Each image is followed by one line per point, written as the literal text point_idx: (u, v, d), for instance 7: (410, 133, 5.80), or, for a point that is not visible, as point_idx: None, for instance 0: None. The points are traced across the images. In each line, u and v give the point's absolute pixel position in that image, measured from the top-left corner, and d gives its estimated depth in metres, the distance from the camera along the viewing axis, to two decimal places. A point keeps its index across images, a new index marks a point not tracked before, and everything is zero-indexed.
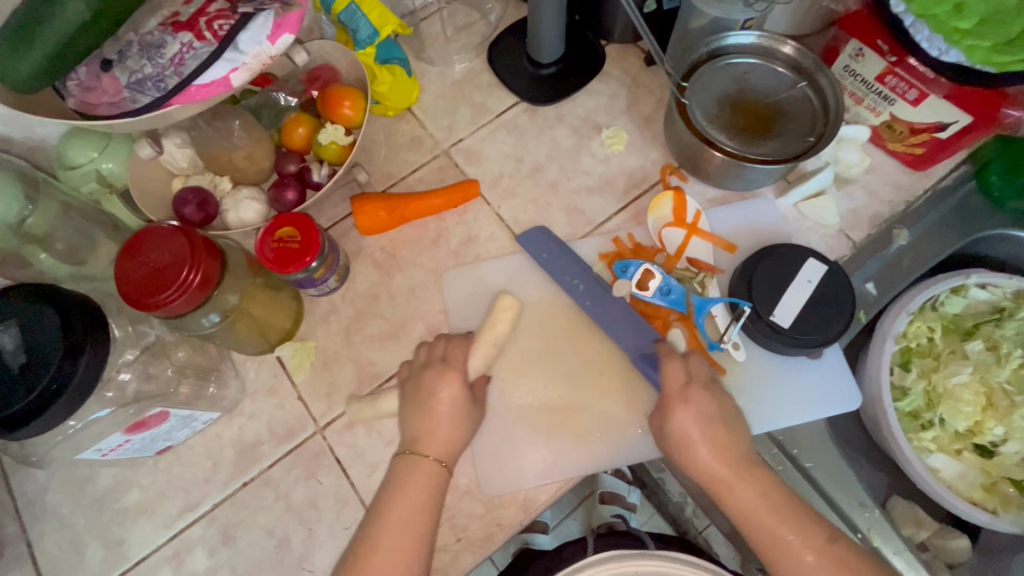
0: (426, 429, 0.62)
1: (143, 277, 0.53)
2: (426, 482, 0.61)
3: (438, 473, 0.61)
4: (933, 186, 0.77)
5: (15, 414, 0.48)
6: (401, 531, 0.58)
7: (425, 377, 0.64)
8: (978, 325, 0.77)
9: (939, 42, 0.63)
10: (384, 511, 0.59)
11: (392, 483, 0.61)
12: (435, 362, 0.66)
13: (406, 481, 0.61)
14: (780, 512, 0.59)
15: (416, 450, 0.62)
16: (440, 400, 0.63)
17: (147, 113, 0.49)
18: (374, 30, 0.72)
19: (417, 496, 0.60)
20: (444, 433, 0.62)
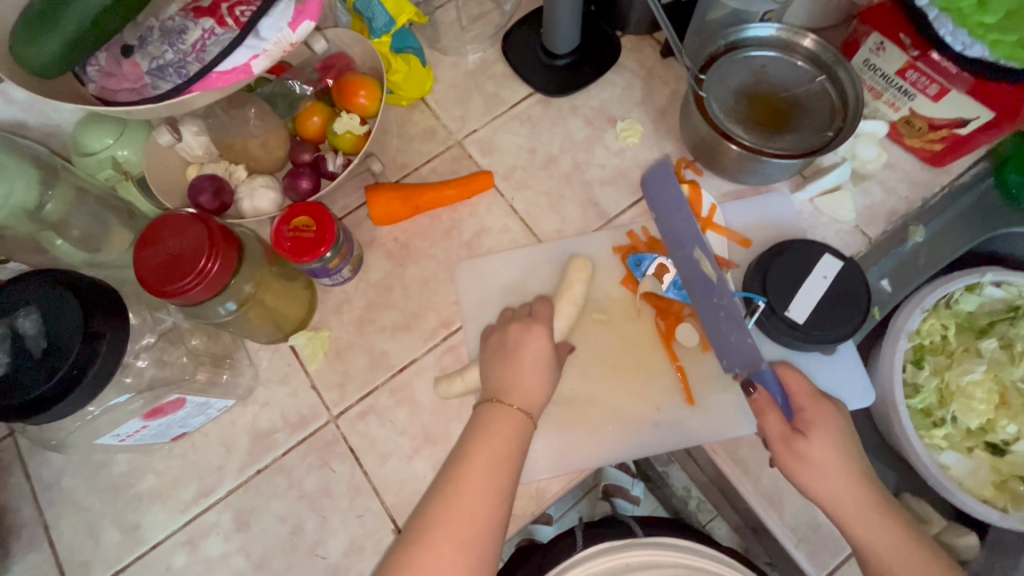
0: (511, 380, 0.63)
1: (162, 264, 0.53)
2: (515, 431, 0.60)
3: (524, 425, 0.61)
4: (951, 182, 0.76)
5: (36, 399, 0.48)
6: (488, 477, 0.57)
7: (513, 330, 0.66)
8: (993, 323, 0.76)
9: (963, 36, 0.62)
10: (468, 455, 0.59)
11: (476, 433, 0.61)
12: (520, 318, 0.68)
13: (491, 428, 0.61)
14: (866, 480, 0.59)
15: (501, 400, 0.62)
16: (531, 358, 0.64)
17: (167, 99, 0.49)
18: (390, 17, 0.74)
19: (503, 442, 0.60)
20: (537, 384, 0.63)
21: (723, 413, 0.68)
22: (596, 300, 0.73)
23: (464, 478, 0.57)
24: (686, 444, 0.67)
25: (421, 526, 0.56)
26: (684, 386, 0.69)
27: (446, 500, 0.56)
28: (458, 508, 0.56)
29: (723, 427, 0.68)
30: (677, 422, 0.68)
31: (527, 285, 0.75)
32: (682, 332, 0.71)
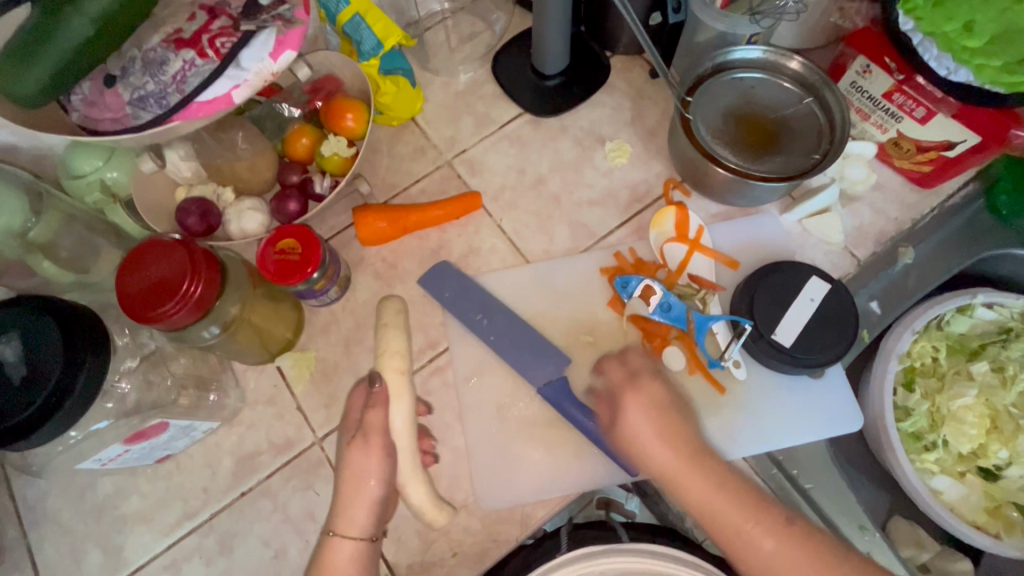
0: (344, 510, 0.62)
1: (143, 290, 0.53)
2: (355, 562, 0.61)
3: (370, 552, 0.62)
4: (940, 204, 0.76)
5: (15, 427, 0.48)
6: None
7: (347, 450, 0.63)
8: (984, 345, 0.76)
9: (947, 61, 0.62)
10: None
11: (319, 565, 0.62)
12: (354, 431, 0.63)
13: (329, 567, 0.61)
14: (729, 492, 0.59)
15: (334, 532, 0.62)
16: (371, 489, 0.61)
17: (150, 129, 0.50)
18: (378, 42, 0.73)
19: None
20: (376, 509, 0.62)
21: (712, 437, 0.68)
22: (584, 322, 0.73)
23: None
24: None
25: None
26: None
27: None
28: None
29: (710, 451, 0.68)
30: None
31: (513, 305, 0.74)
32: (668, 356, 0.70)
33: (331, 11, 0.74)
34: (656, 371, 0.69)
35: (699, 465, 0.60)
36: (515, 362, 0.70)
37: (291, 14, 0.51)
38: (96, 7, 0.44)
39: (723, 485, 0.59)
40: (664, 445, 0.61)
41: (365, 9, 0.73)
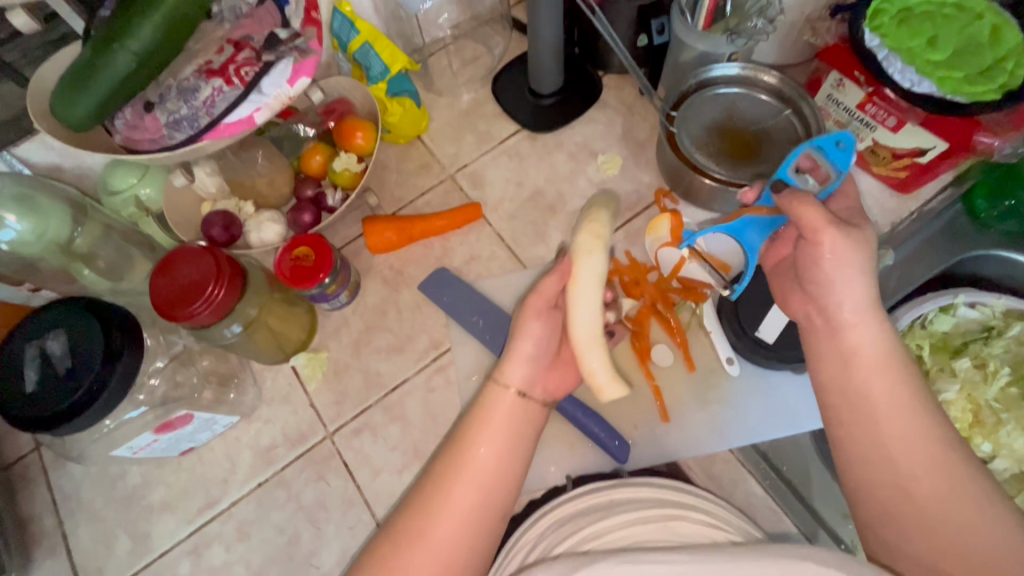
0: (512, 359, 0.57)
1: (174, 293, 0.59)
2: (508, 415, 0.55)
3: (525, 409, 0.56)
4: (919, 208, 0.81)
5: (63, 411, 0.54)
6: (498, 463, 0.53)
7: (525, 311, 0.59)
8: (966, 343, 0.78)
9: (911, 74, 0.65)
10: (478, 425, 0.55)
11: (473, 411, 0.56)
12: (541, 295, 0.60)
13: (484, 414, 0.55)
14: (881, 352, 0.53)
15: (498, 380, 0.56)
16: (526, 346, 0.58)
17: (183, 147, 0.57)
18: (385, 67, 0.80)
19: (501, 423, 0.55)
20: (531, 366, 0.57)
21: (697, 433, 0.73)
22: None
23: (460, 460, 0.52)
24: (661, 459, 0.72)
25: (412, 513, 0.51)
26: (659, 405, 0.73)
27: (436, 486, 0.52)
28: (452, 500, 0.51)
29: (695, 446, 0.72)
30: (652, 438, 0.73)
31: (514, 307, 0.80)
32: (657, 354, 0.76)
33: (343, 39, 0.81)
34: (645, 368, 0.74)
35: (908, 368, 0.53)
36: None
37: (306, 45, 0.58)
38: (138, 42, 0.51)
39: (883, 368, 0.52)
40: (879, 332, 0.53)
41: (374, 38, 0.80)
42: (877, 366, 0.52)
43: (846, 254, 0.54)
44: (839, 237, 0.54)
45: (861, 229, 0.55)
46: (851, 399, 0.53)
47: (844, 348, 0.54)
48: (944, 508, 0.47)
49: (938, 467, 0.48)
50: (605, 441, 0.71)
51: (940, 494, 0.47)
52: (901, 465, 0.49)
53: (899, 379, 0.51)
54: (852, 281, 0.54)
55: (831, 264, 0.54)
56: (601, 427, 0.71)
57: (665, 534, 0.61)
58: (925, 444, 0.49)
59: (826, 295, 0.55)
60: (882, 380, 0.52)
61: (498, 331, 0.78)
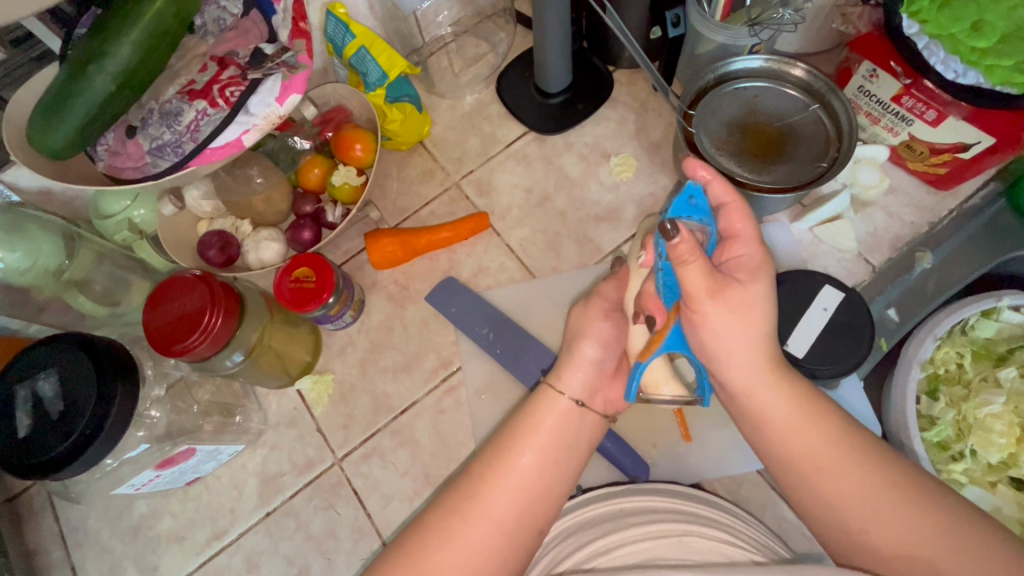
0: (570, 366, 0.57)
1: (169, 324, 0.57)
2: (561, 420, 0.54)
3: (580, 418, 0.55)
4: (958, 206, 0.75)
5: (58, 456, 0.52)
6: (544, 470, 0.51)
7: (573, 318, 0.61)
8: (1012, 350, 0.73)
9: (955, 63, 0.60)
10: (523, 430, 0.53)
11: (523, 410, 0.56)
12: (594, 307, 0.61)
13: (535, 415, 0.54)
14: (792, 402, 0.50)
15: (554, 385, 0.56)
16: (588, 351, 0.58)
17: (169, 175, 0.53)
18: (383, 72, 0.75)
19: (553, 426, 0.54)
20: (595, 372, 0.58)
21: (719, 452, 0.71)
22: None
23: (501, 464, 0.51)
24: (684, 479, 0.70)
25: (443, 514, 0.49)
26: (681, 423, 0.71)
27: (472, 488, 0.50)
28: (487, 504, 0.49)
29: (717, 466, 0.70)
30: (672, 458, 0.71)
31: (526, 322, 0.77)
32: None
33: (338, 44, 0.76)
34: None
35: (818, 411, 0.50)
36: (524, 372, 0.73)
37: (295, 60, 0.54)
38: (116, 63, 0.47)
39: (795, 420, 0.49)
40: (776, 385, 0.50)
41: (370, 41, 0.75)
42: (785, 426, 0.50)
43: (727, 316, 0.49)
44: (721, 297, 0.49)
45: (750, 286, 0.50)
46: (778, 464, 0.51)
47: (751, 413, 0.51)
48: (901, 539, 0.45)
49: (880, 517, 0.46)
50: (623, 462, 0.69)
51: (893, 542, 0.45)
52: (846, 518, 0.47)
53: (811, 426, 0.49)
54: (738, 345, 0.50)
55: (716, 328, 0.49)
56: (619, 448, 0.69)
57: (676, 551, 0.56)
58: (861, 491, 0.47)
59: (717, 368, 0.51)
60: (796, 437, 0.49)
61: (507, 343, 0.75)
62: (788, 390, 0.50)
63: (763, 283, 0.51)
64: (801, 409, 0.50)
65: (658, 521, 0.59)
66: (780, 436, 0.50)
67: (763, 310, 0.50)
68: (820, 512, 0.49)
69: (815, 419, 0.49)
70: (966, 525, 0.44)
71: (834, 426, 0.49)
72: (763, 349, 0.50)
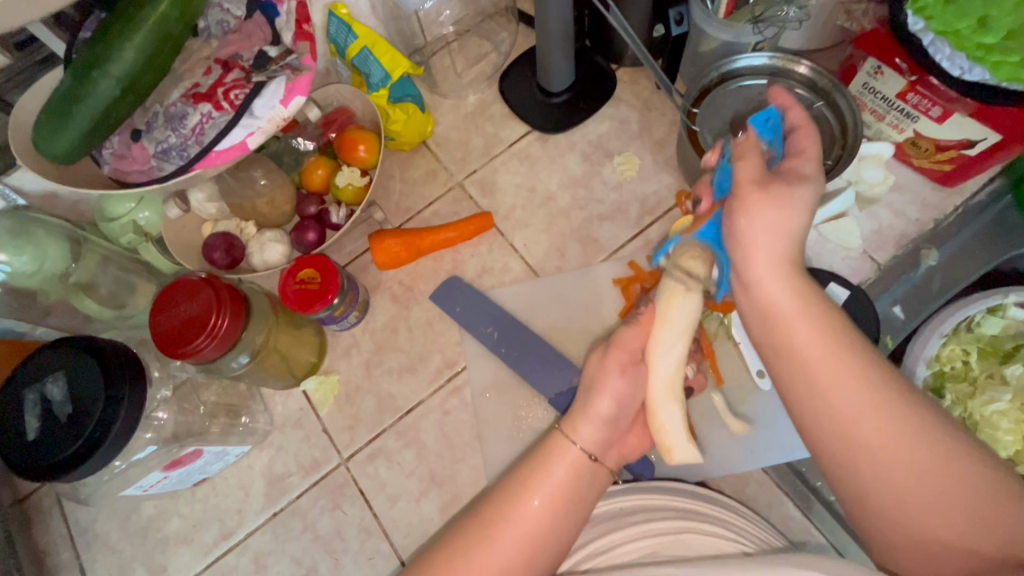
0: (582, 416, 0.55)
1: (174, 327, 0.57)
2: (571, 470, 0.53)
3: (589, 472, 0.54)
4: (965, 202, 0.74)
5: (68, 458, 0.52)
6: (551, 518, 0.50)
7: None
8: (1018, 347, 0.72)
9: (961, 60, 0.59)
10: (534, 475, 0.52)
11: (534, 457, 0.54)
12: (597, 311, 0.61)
13: (545, 462, 0.53)
14: (803, 300, 0.47)
15: (566, 435, 0.55)
16: (602, 405, 0.55)
17: (175, 178, 0.54)
18: (386, 73, 0.75)
19: (563, 475, 0.52)
20: (609, 427, 0.55)
21: (724, 450, 0.71)
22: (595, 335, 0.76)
23: (509, 511, 0.50)
24: (688, 477, 0.70)
25: (449, 554, 0.49)
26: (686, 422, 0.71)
27: (483, 533, 0.49)
28: (494, 548, 0.49)
29: (722, 464, 0.70)
30: (678, 457, 0.71)
31: (530, 322, 0.77)
32: None
33: (341, 45, 0.76)
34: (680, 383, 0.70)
35: (831, 317, 0.46)
36: (529, 372, 0.74)
37: (299, 62, 0.55)
38: (121, 67, 0.47)
39: (805, 311, 0.46)
40: (790, 285, 0.46)
41: (373, 42, 0.75)
42: (792, 318, 0.46)
43: (771, 209, 0.47)
44: (767, 190, 0.47)
45: (800, 189, 0.47)
46: (780, 366, 0.47)
47: (758, 303, 0.48)
48: (885, 438, 0.43)
49: (881, 433, 0.43)
50: (628, 460, 0.69)
51: (885, 460, 0.43)
52: (838, 414, 0.44)
53: (824, 332, 0.45)
54: (762, 233, 0.47)
55: (748, 211, 0.47)
56: None
57: (674, 549, 0.57)
58: (859, 391, 0.44)
59: (736, 253, 0.48)
60: (805, 338, 0.45)
61: (512, 342, 0.75)
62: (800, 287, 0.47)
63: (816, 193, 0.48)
64: (815, 311, 0.46)
65: (659, 519, 0.59)
66: (788, 334, 0.46)
67: (803, 217, 0.47)
68: (808, 401, 0.45)
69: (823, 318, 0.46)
70: (962, 455, 0.42)
71: (845, 335, 0.45)
72: (789, 248, 0.47)
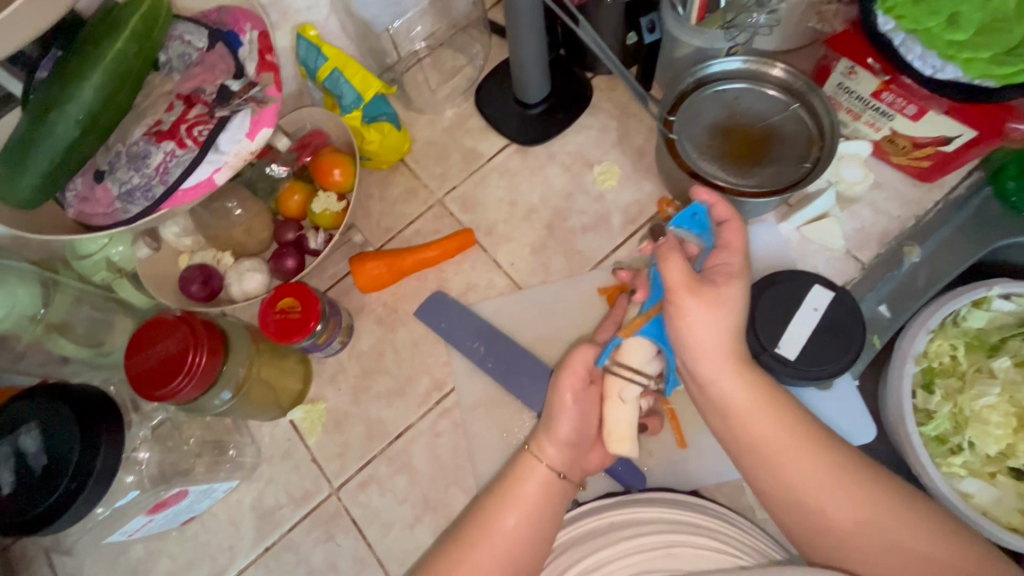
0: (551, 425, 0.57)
1: (152, 367, 0.56)
2: (538, 488, 0.55)
3: (559, 489, 0.56)
4: (944, 197, 0.75)
5: (42, 513, 0.50)
6: (523, 536, 0.52)
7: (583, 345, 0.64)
8: (1005, 339, 0.72)
9: (933, 59, 0.59)
10: (501, 493, 0.54)
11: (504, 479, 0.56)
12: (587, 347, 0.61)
13: (512, 482, 0.55)
14: (762, 400, 0.52)
15: (532, 450, 0.57)
16: (565, 430, 0.57)
17: (141, 220, 0.53)
18: (358, 94, 0.75)
19: (530, 493, 0.54)
20: (572, 450, 0.57)
21: (715, 456, 0.70)
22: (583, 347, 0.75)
23: (484, 534, 0.51)
24: (680, 487, 0.69)
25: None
26: (676, 430, 0.71)
27: (456, 557, 0.51)
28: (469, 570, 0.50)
29: (716, 470, 0.70)
30: (668, 465, 0.70)
31: (517, 338, 0.76)
32: None
33: (312, 67, 0.75)
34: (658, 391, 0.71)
35: (778, 403, 0.52)
36: (518, 390, 0.72)
37: (263, 94, 0.54)
38: (79, 107, 0.46)
39: (768, 398, 0.52)
40: (737, 373, 0.53)
41: (343, 63, 0.74)
42: (747, 411, 0.52)
43: (703, 312, 0.52)
44: (698, 295, 0.52)
45: (723, 288, 0.53)
46: (741, 447, 0.53)
47: (713, 399, 0.54)
48: (857, 527, 0.48)
49: (856, 504, 0.48)
50: (618, 471, 0.69)
51: (861, 535, 0.47)
52: (814, 505, 0.49)
53: (777, 419, 0.51)
54: (707, 336, 0.52)
55: (693, 316, 0.52)
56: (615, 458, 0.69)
57: (667, 563, 0.56)
58: (828, 485, 0.49)
59: (689, 357, 0.54)
60: (760, 427, 0.51)
61: (499, 357, 0.74)
62: (751, 381, 0.53)
63: (737, 288, 0.54)
64: (769, 401, 0.52)
65: (650, 534, 0.58)
66: (745, 422, 0.52)
67: (733, 312, 0.53)
68: (770, 474, 0.51)
69: (777, 415, 0.52)
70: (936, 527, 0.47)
71: (798, 418, 0.52)
72: (729, 343, 0.52)
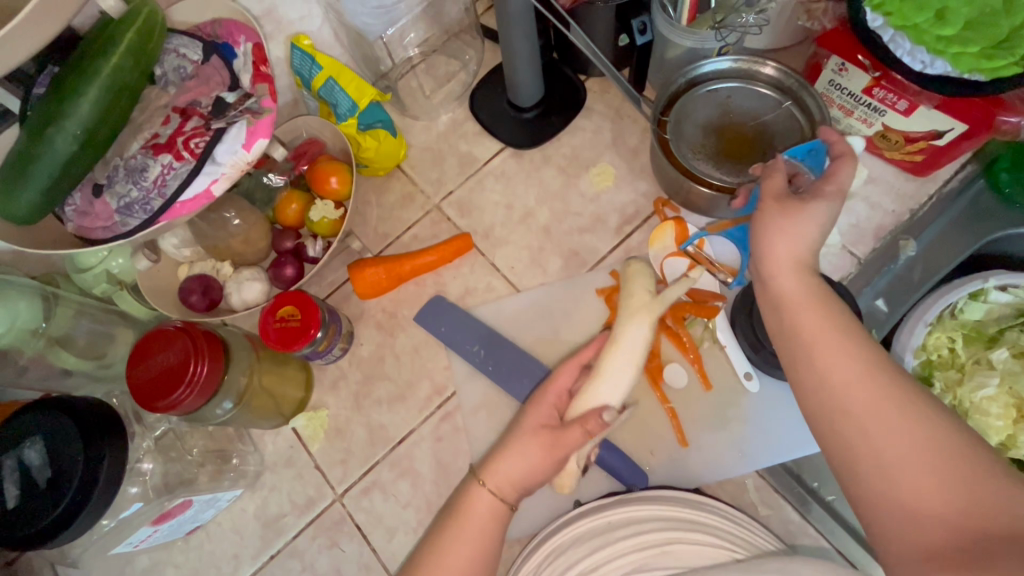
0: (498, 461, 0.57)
1: (152, 379, 0.56)
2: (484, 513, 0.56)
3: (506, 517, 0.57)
4: (937, 190, 0.75)
5: (47, 526, 0.51)
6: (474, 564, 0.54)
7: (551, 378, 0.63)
8: (1003, 330, 0.72)
9: (921, 54, 0.59)
10: (452, 524, 0.56)
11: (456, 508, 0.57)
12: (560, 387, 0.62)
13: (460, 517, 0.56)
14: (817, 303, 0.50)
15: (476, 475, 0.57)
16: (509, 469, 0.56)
17: (139, 232, 0.53)
18: (353, 102, 0.74)
19: (478, 525, 0.55)
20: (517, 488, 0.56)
21: (716, 455, 0.70)
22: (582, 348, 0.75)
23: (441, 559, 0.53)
24: (683, 485, 0.70)
25: None
26: (678, 430, 0.70)
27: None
28: None
29: (718, 469, 0.70)
30: (669, 464, 0.71)
31: (516, 341, 0.76)
32: (670, 374, 0.72)
33: (307, 77, 0.76)
34: (658, 390, 0.70)
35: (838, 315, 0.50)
36: (518, 393, 0.73)
37: (258, 105, 0.54)
38: (77, 122, 0.46)
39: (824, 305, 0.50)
40: (797, 275, 0.52)
41: (338, 71, 0.74)
42: (799, 309, 0.50)
43: (783, 220, 0.52)
44: (780, 204, 0.53)
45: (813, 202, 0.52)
46: (787, 341, 0.51)
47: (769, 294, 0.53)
48: (893, 444, 0.44)
49: (905, 429, 0.44)
50: (619, 471, 0.69)
51: (893, 459, 0.43)
52: (853, 414, 0.46)
53: (833, 325, 0.49)
54: (776, 241, 0.52)
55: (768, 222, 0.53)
56: (616, 459, 0.69)
57: (662, 561, 0.58)
58: (873, 398, 0.45)
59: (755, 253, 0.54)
60: (809, 324, 0.50)
61: (499, 361, 0.74)
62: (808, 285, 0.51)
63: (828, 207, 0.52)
64: (822, 306, 0.50)
65: (647, 531, 0.59)
66: (796, 318, 0.50)
67: (815, 229, 0.52)
68: (808, 375, 0.49)
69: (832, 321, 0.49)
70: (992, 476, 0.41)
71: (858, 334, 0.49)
72: (800, 251, 0.52)
